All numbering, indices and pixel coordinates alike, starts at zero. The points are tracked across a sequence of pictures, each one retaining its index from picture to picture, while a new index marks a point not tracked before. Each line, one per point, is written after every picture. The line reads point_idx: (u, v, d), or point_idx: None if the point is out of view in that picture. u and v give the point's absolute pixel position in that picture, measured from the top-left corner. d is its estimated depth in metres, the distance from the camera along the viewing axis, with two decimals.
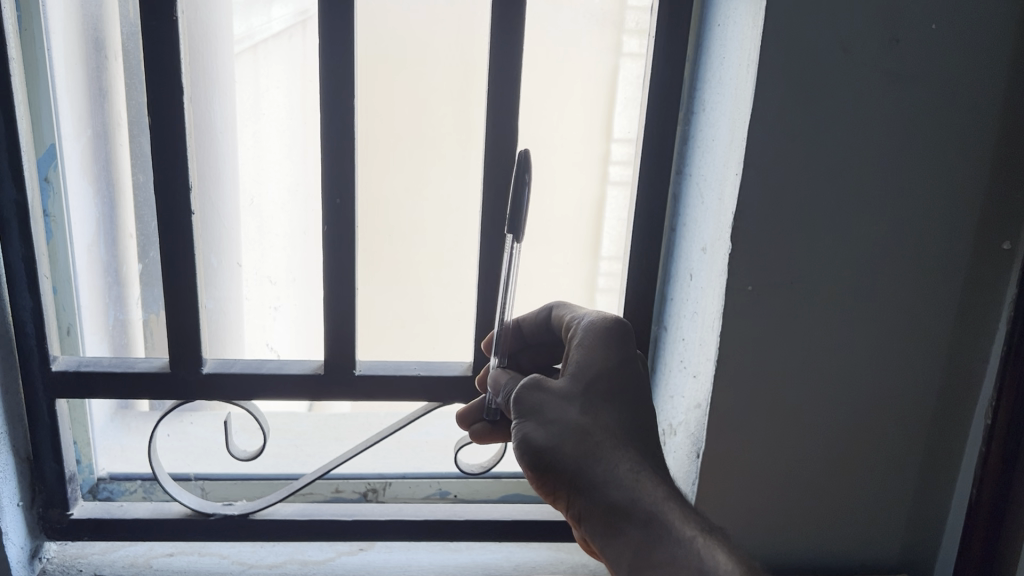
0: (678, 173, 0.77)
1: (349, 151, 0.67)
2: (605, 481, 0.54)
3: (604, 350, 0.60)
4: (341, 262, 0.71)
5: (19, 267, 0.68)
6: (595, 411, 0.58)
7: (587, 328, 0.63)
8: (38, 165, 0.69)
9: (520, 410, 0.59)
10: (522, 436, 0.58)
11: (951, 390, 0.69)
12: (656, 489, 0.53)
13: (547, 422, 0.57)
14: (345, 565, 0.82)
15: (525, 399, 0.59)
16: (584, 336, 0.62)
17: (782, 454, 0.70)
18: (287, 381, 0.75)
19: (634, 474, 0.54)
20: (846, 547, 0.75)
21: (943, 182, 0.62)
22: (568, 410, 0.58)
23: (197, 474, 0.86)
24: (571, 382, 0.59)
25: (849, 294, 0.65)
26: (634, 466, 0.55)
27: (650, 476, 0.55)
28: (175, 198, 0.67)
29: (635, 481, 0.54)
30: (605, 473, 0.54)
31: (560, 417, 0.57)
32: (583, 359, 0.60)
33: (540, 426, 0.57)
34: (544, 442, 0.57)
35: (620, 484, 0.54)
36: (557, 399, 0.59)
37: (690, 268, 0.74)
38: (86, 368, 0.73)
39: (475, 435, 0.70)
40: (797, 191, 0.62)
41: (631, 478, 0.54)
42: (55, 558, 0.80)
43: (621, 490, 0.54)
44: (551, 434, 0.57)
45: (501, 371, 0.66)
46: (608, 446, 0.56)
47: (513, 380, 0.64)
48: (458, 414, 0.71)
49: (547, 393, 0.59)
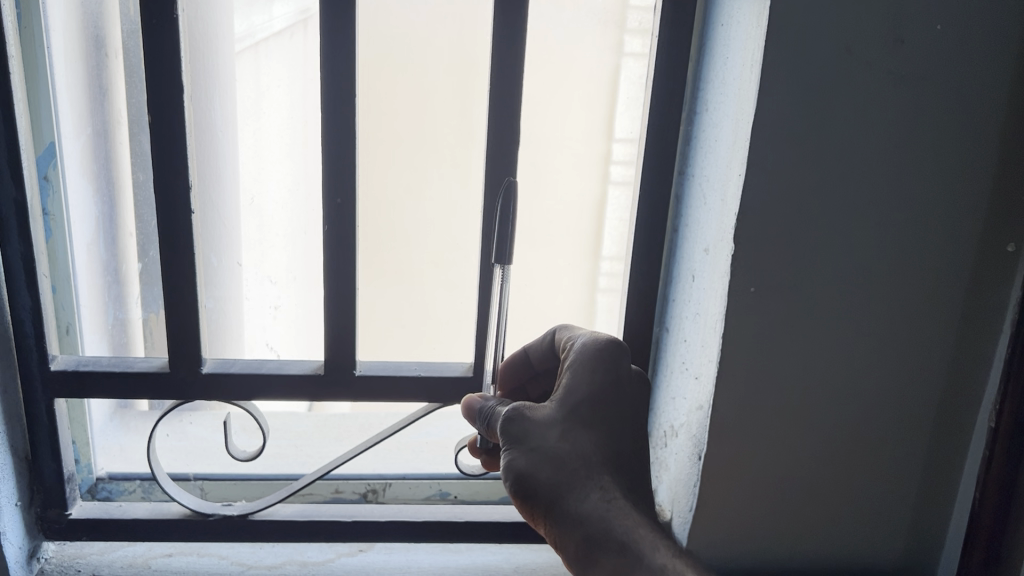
0: (679, 173, 0.76)
1: (350, 150, 0.67)
2: (579, 510, 0.57)
3: (590, 373, 0.62)
4: (342, 261, 0.71)
5: (18, 266, 0.67)
6: (576, 437, 0.59)
7: (580, 348, 0.64)
8: (38, 164, 0.69)
9: (505, 435, 0.61)
10: (507, 462, 0.60)
11: (953, 396, 0.68)
12: (629, 517, 0.57)
13: (530, 449, 0.59)
14: (345, 566, 0.82)
15: (510, 425, 0.61)
16: (576, 358, 0.63)
17: (783, 456, 0.70)
18: (287, 381, 0.74)
19: (606, 501, 0.57)
20: (846, 550, 0.75)
21: (945, 184, 0.62)
22: (551, 436, 0.59)
23: (197, 474, 0.86)
24: (557, 407, 0.61)
25: (850, 296, 0.65)
26: (607, 493, 0.58)
27: (621, 502, 0.57)
28: (174, 196, 0.67)
29: (607, 509, 0.57)
30: (579, 502, 0.57)
31: (543, 445, 0.59)
32: (570, 383, 0.61)
33: (522, 453, 0.59)
34: (525, 468, 0.59)
35: (594, 513, 0.57)
36: (541, 425, 0.60)
37: (690, 269, 0.74)
38: (86, 367, 0.73)
39: (487, 464, 0.73)
40: (798, 194, 0.62)
41: (603, 505, 0.57)
42: (54, 558, 0.79)
43: (595, 519, 0.57)
44: (532, 461, 0.59)
45: (476, 396, 0.67)
46: (583, 474, 0.58)
47: (499, 403, 0.65)
48: (469, 440, 0.74)
49: (532, 419, 0.60)
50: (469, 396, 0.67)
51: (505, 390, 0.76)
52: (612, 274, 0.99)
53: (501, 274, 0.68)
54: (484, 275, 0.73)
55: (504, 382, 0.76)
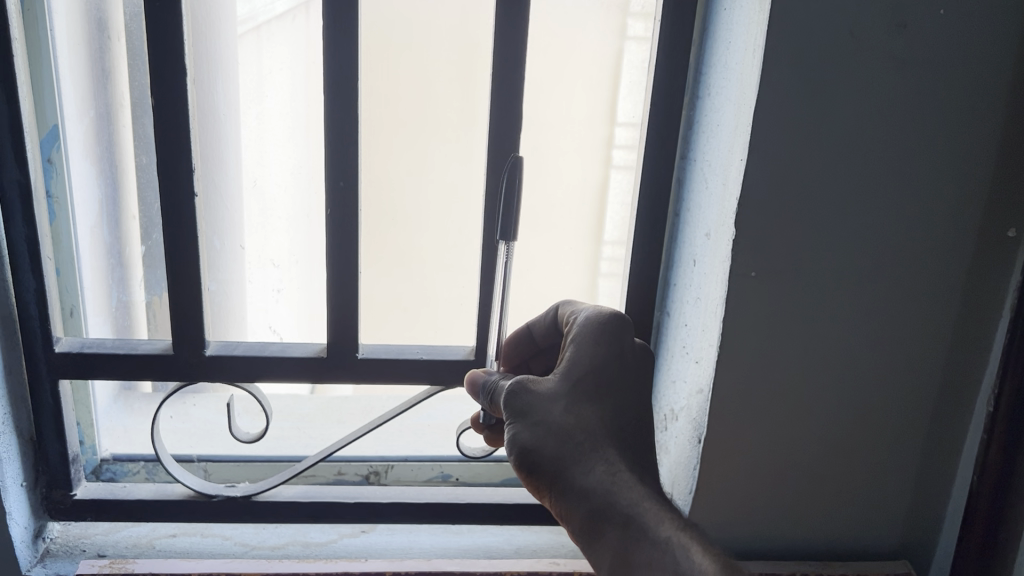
0: (682, 158, 0.75)
1: (353, 133, 0.67)
2: (584, 484, 0.58)
3: (593, 346, 0.62)
4: (345, 245, 0.71)
5: (22, 248, 0.67)
6: (579, 411, 0.60)
7: (583, 322, 0.64)
8: (41, 146, 0.69)
9: (508, 409, 0.61)
10: (511, 436, 0.60)
11: (953, 380, 0.69)
12: (634, 490, 0.57)
13: (534, 423, 0.60)
14: (347, 547, 0.82)
15: (513, 400, 0.61)
16: (580, 331, 0.64)
17: (783, 439, 0.71)
18: (289, 363, 0.75)
19: (610, 475, 0.58)
20: (846, 533, 0.76)
21: (947, 169, 0.62)
22: (555, 409, 0.60)
23: (201, 455, 0.87)
24: (560, 380, 0.61)
25: (852, 281, 0.65)
26: (611, 466, 0.58)
27: (626, 475, 0.58)
28: (178, 179, 0.67)
29: (611, 483, 0.57)
30: (584, 476, 0.58)
31: (546, 418, 0.60)
32: (573, 357, 0.62)
33: (527, 426, 0.60)
34: (530, 443, 0.59)
35: (599, 487, 0.57)
36: (544, 399, 0.60)
37: (693, 254, 0.74)
38: (90, 350, 0.73)
39: (489, 439, 0.74)
40: (802, 175, 0.62)
41: (607, 478, 0.58)
42: (59, 538, 0.79)
43: (599, 493, 0.57)
44: (537, 435, 0.59)
45: (479, 371, 0.67)
46: (588, 447, 0.59)
47: (501, 377, 0.65)
48: (471, 415, 0.74)
49: (535, 392, 0.61)
50: (473, 371, 0.68)
51: (508, 365, 0.78)
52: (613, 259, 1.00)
53: (505, 255, 0.69)
54: (486, 258, 0.73)
55: (507, 359, 0.77)
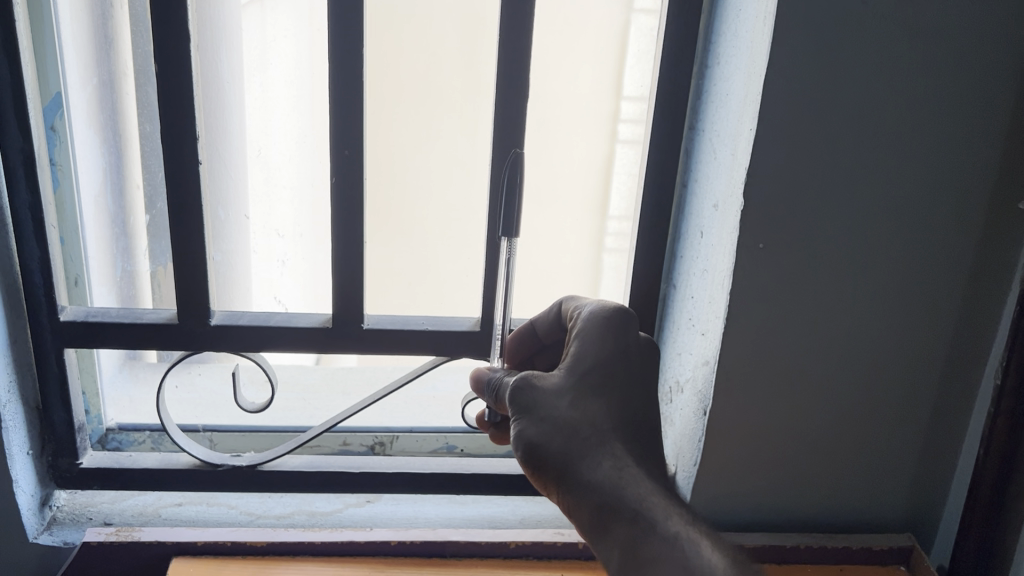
0: (690, 128, 0.74)
1: (359, 101, 0.67)
2: (590, 479, 0.56)
3: (598, 340, 0.61)
4: (350, 215, 0.70)
5: (27, 216, 0.67)
6: (585, 405, 0.59)
7: (587, 317, 0.63)
8: (43, 114, 0.68)
9: (514, 405, 0.60)
10: (517, 431, 0.59)
11: (959, 352, 0.69)
12: (642, 486, 0.55)
13: (539, 418, 0.59)
14: (352, 517, 0.82)
15: (518, 395, 0.60)
16: (584, 325, 0.63)
17: (790, 410, 0.70)
18: (295, 333, 0.75)
19: (617, 470, 0.56)
20: (852, 505, 0.76)
21: (958, 139, 0.61)
22: (561, 404, 0.59)
23: (207, 426, 0.86)
24: (565, 374, 0.60)
25: (861, 252, 0.65)
26: (619, 460, 0.56)
27: (634, 470, 0.56)
28: (182, 147, 0.67)
29: (619, 478, 0.56)
30: (591, 471, 0.56)
31: (552, 413, 0.59)
32: (579, 351, 0.61)
33: (533, 422, 0.59)
34: (536, 438, 0.58)
35: (606, 481, 0.56)
36: (549, 395, 0.59)
37: (700, 225, 0.73)
38: (95, 318, 0.73)
39: (496, 437, 0.73)
40: (810, 147, 0.61)
41: (615, 473, 0.56)
42: (65, 506, 0.80)
43: (606, 488, 0.55)
44: (543, 430, 0.58)
45: (485, 368, 0.67)
46: (595, 441, 0.57)
47: (507, 374, 0.64)
48: (476, 415, 0.73)
49: (540, 388, 0.60)
50: (478, 367, 0.67)
51: (510, 365, 0.74)
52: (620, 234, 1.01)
53: (507, 252, 0.67)
54: (492, 229, 0.72)
55: (510, 356, 0.74)
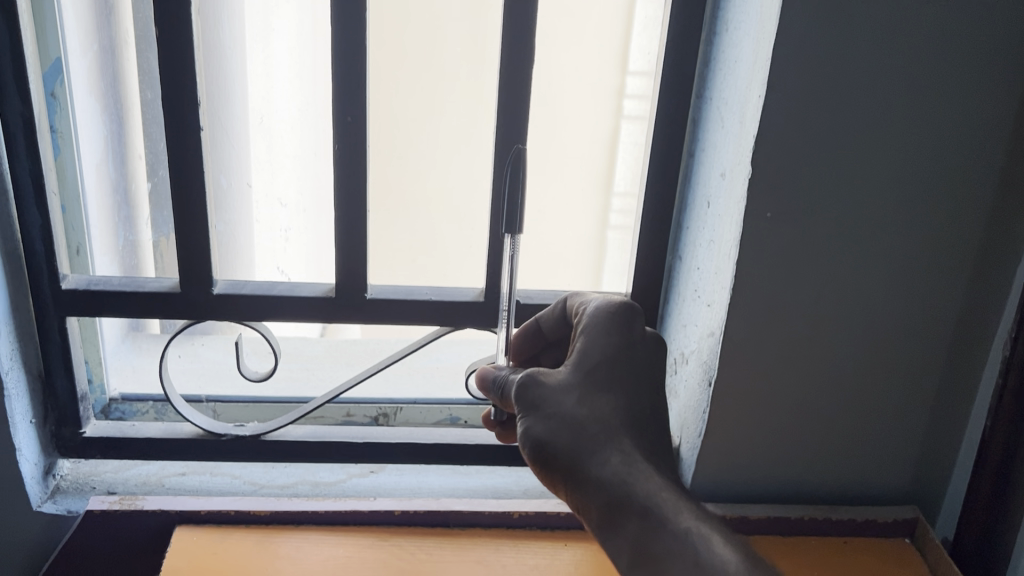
0: (698, 97, 0.73)
1: (362, 67, 0.66)
2: (599, 477, 0.52)
3: (605, 336, 0.57)
4: (353, 184, 0.70)
5: (27, 183, 0.67)
6: (594, 402, 0.54)
7: (592, 313, 0.59)
8: (43, 80, 0.67)
9: (519, 403, 0.56)
10: (523, 430, 0.55)
11: (967, 324, 0.68)
12: (652, 482, 0.52)
13: (547, 415, 0.54)
14: (356, 486, 0.82)
15: (523, 392, 0.56)
16: (589, 321, 0.58)
17: (797, 382, 0.70)
18: (298, 302, 0.74)
19: (627, 466, 0.52)
20: (855, 478, 0.75)
21: (972, 107, 0.60)
22: (568, 401, 0.55)
23: (210, 396, 0.86)
24: (572, 371, 0.56)
25: (869, 222, 0.64)
26: (628, 456, 0.53)
27: (643, 466, 0.52)
28: (184, 114, 0.66)
29: (628, 473, 0.52)
30: (600, 468, 0.52)
31: (559, 411, 0.54)
32: (585, 347, 0.57)
33: (540, 419, 0.54)
34: (543, 436, 0.54)
35: (615, 478, 0.52)
36: (557, 391, 0.55)
37: (707, 195, 0.72)
38: (97, 287, 0.73)
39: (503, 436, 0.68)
40: (820, 114, 0.60)
41: (624, 469, 0.52)
42: (69, 475, 0.80)
43: (615, 485, 0.51)
44: (550, 427, 0.54)
45: (490, 366, 0.62)
46: (604, 438, 0.53)
47: (511, 372, 0.60)
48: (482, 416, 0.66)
49: (546, 384, 0.56)
50: (482, 366, 0.62)
51: (517, 361, 0.71)
52: (624, 215, 1.05)
53: (511, 249, 0.63)
54: (497, 199, 0.72)
55: (516, 352, 0.70)
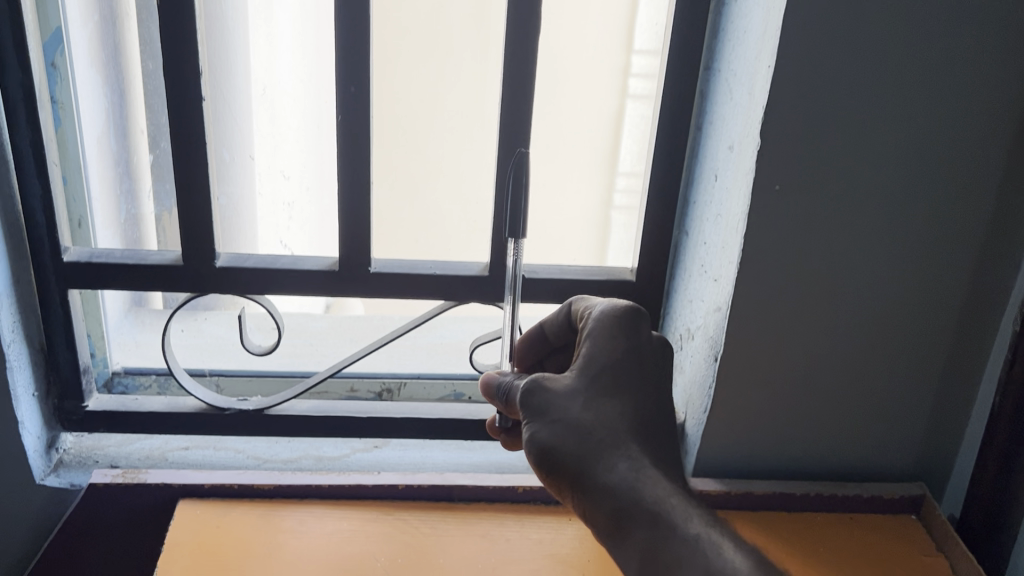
0: (706, 69, 0.72)
1: (365, 36, 0.65)
2: (607, 482, 0.50)
3: (610, 339, 0.55)
4: (357, 155, 0.69)
5: (27, 154, 0.66)
6: (601, 406, 0.52)
7: (597, 317, 0.57)
8: (44, 50, 0.67)
9: (524, 409, 0.54)
10: (528, 437, 0.53)
11: (976, 298, 0.67)
12: (661, 486, 0.49)
13: (553, 421, 0.52)
14: (359, 461, 0.82)
15: (528, 398, 0.53)
16: (594, 325, 0.56)
17: (803, 357, 0.69)
18: (302, 275, 0.74)
19: (635, 472, 0.50)
20: (860, 455, 0.75)
21: (984, 78, 0.59)
22: (574, 406, 0.52)
23: (213, 370, 0.86)
24: (578, 376, 0.54)
25: (878, 195, 0.63)
26: (636, 461, 0.50)
27: (652, 470, 0.50)
28: (186, 84, 0.65)
29: (636, 478, 0.49)
30: (607, 474, 0.50)
31: (565, 416, 0.52)
32: (591, 351, 0.54)
33: (545, 425, 0.52)
34: (548, 442, 0.52)
35: (623, 484, 0.49)
36: (563, 396, 0.53)
37: (714, 169, 0.72)
38: (98, 260, 0.72)
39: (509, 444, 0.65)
40: (830, 85, 0.59)
41: (632, 475, 0.50)
42: (72, 449, 0.79)
43: (623, 490, 0.49)
44: (555, 433, 0.51)
45: (494, 373, 0.59)
46: (611, 443, 0.51)
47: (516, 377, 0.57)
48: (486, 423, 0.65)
49: (552, 389, 0.53)
50: (485, 373, 0.59)
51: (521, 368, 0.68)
52: (631, 199, 1.03)
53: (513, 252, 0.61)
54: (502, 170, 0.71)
55: (520, 359, 0.68)
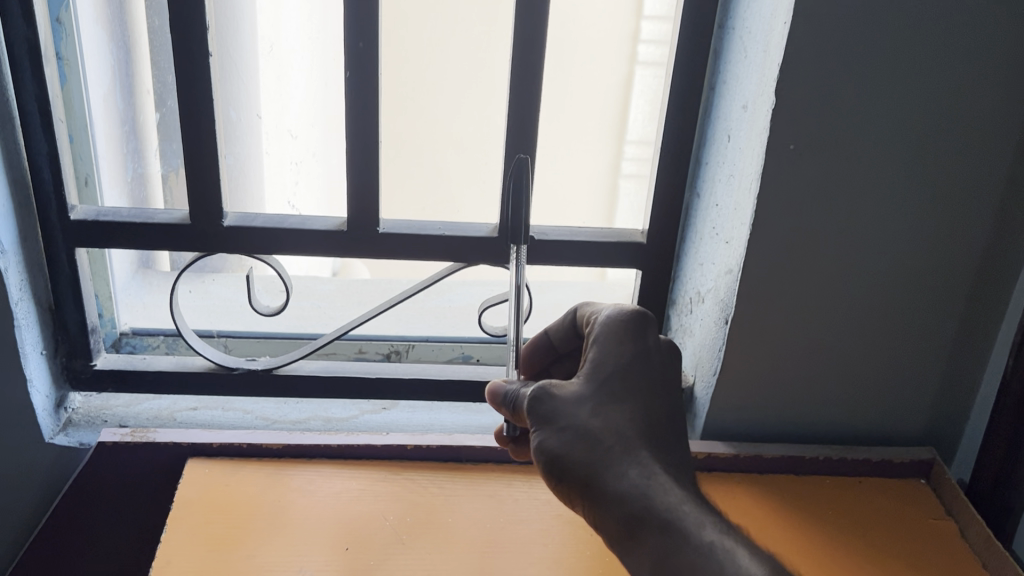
0: (720, 26, 0.71)
1: None
2: (617, 490, 0.49)
3: (616, 346, 0.55)
4: (366, 112, 0.68)
5: (33, 110, 0.65)
6: (609, 412, 0.52)
7: (603, 323, 0.56)
8: (49, 3, 0.66)
9: (530, 416, 0.53)
10: (536, 444, 0.52)
11: (991, 262, 0.67)
12: (672, 493, 0.48)
13: (561, 427, 0.51)
14: (368, 422, 0.81)
15: (535, 404, 0.53)
16: (600, 331, 0.56)
17: (815, 319, 0.69)
18: (309, 235, 0.73)
19: (645, 478, 0.49)
20: (870, 419, 0.75)
21: (1006, 34, 0.58)
22: (581, 412, 0.52)
23: (221, 332, 0.86)
24: (585, 382, 0.53)
25: (894, 155, 0.62)
26: (647, 468, 0.49)
27: (663, 477, 0.49)
28: (192, 38, 0.64)
29: (647, 485, 0.49)
30: (617, 481, 0.49)
31: (573, 422, 0.51)
32: (597, 358, 0.54)
33: (553, 432, 0.51)
34: (557, 449, 0.51)
35: (633, 491, 0.49)
36: (570, 402, 0.52)
37: (727, 129, 0.71)
38: (105, 218, 0.72)
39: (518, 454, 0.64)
40: (848, 41, 0.58)
41: (643, 481, 0.49)
42: (80, 409, 0.80)
43: (634, 497, 0.48)
44: (564, 440, 0.51)
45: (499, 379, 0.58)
46: (620, 450, 0.50)
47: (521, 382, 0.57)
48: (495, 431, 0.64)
49: (559, 395, 0.53)
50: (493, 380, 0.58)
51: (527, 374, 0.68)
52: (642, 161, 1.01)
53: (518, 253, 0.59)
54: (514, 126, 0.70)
55: (526, 366, 0.67)
